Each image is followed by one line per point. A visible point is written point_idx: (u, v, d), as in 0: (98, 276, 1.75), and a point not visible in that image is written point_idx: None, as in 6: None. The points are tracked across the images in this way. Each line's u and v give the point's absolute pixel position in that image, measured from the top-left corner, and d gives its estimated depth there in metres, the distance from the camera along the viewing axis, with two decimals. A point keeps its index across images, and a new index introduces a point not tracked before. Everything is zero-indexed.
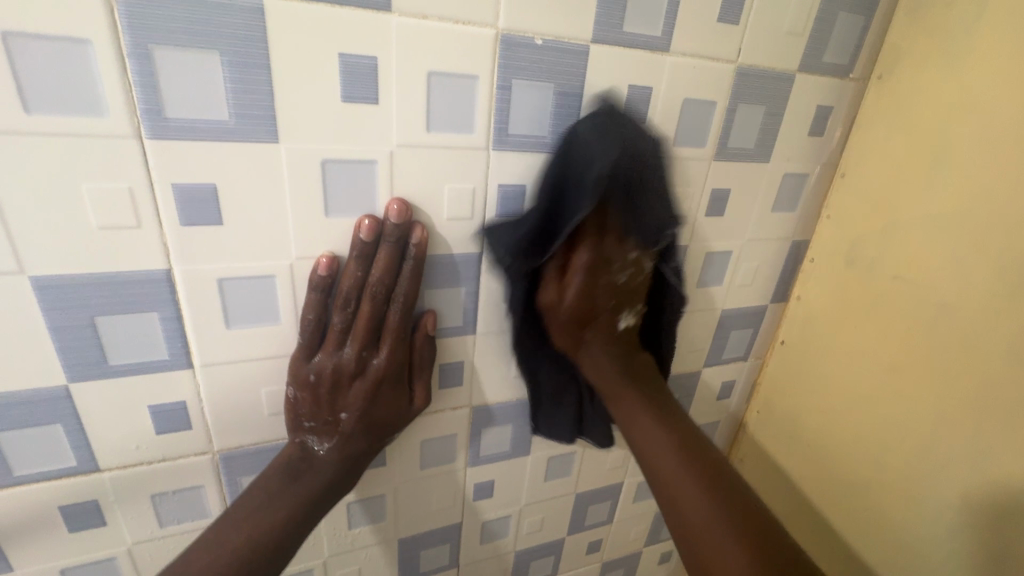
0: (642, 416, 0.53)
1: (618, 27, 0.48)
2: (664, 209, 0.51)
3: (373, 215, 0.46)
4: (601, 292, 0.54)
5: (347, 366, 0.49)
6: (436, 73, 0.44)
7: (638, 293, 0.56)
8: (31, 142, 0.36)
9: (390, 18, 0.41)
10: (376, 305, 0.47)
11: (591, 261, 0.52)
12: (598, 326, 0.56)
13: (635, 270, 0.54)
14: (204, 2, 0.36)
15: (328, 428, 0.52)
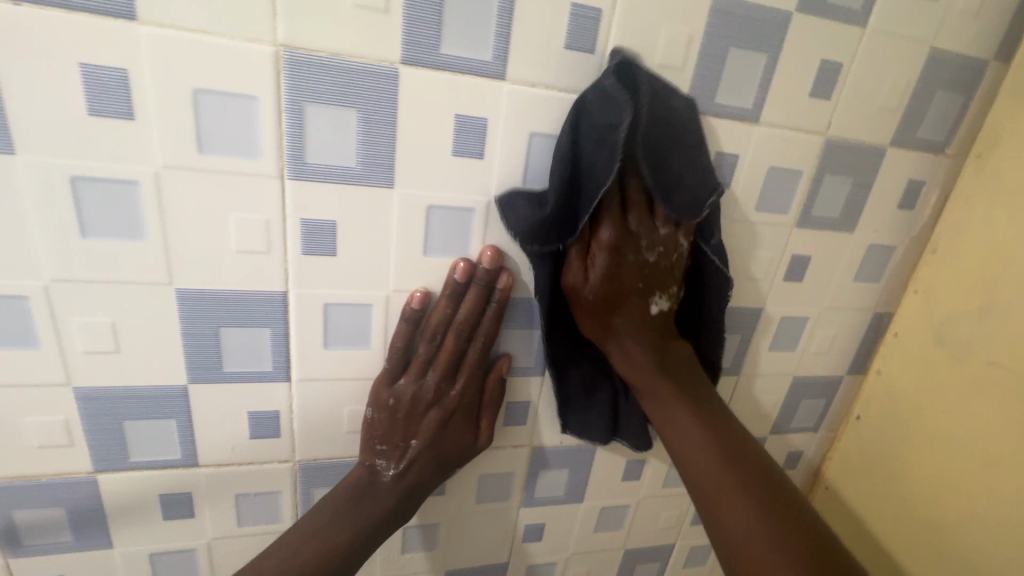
0: (675, 410, 0.50)
1: (710, 98, 0.51)
2: (688, 180, 0.48)
3: (467, 258, 0.50)
4: (627, 274, 0.50)
5: (423, 394, 0.53)
6: (538, 134, 0.48)
7: (669, 275, 0.52)
8: (198, 176, 0.42)
9: (503, 85, 0.45)
10: (459, 341, 0.51)
11: (616, 240, 0.48)
12: (626, 311, 0.51)
13: (665, 250, 0.50)
14: (352, 67, 0.42)
15: (398, 453, 0.54)
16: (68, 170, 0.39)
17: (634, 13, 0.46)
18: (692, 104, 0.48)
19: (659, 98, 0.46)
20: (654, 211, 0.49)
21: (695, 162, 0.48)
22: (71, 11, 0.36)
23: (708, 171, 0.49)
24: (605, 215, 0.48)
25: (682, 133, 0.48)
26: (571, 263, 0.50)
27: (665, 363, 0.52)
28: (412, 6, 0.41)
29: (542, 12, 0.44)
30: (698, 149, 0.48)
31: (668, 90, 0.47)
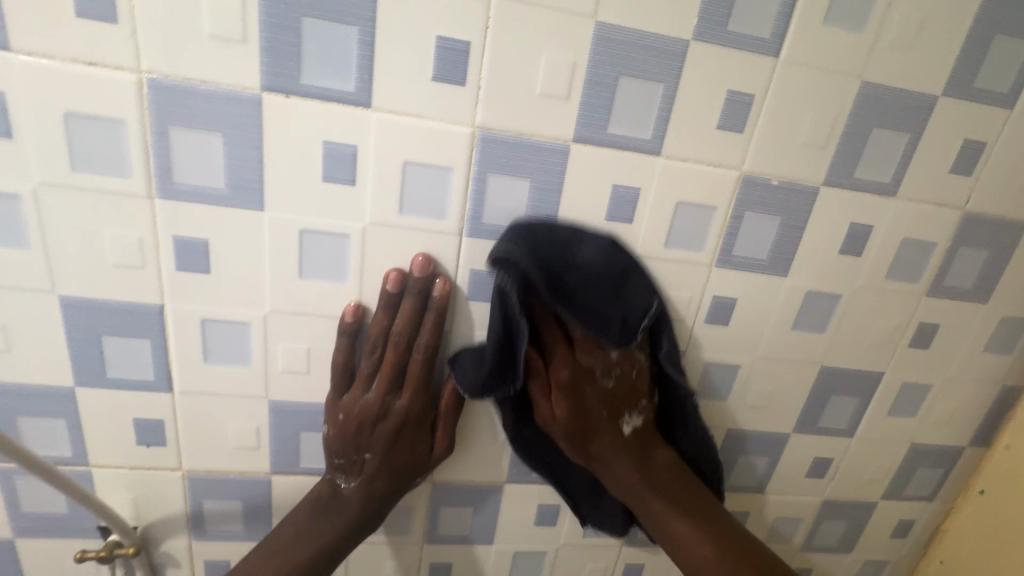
0: (674, 519, 0.54)
1: (850, 174, 0.53)
2: (615, 310, 0.49)
3: (401, 268, 0.51)
4: (592, 406, 0.53)
5: (368, 407, 0.52)
6: (684, 203, 0.52)
7: (632, 394, 0.54)
8: (395, 232, 0.50)
9: (658, 160, 0.50)
10: (399, 353, 0.51)
11: (571, 376, 0.51)
12: (600, 439, 0.54)
13: (622, 371, 0.53)
14: (531, 145, 0.48)
15: (354, 466, 0.55)
16: (299, 224, 0.48)
17: (784, 99, 0.50)
18: (605, 239, 0.51)
19: (563, 249, 0.49)
20: (594, 366, 0.51)
21: (623, 290, 0.51)
22: (326, 101, 0.44)
23: (640, 295, 0.51)
24: (558, 364, 0.51)
25: (606, 276, 0.50)
26: (541, 400, 0.53)
27: (649, 480, 0.55)
28: (589, 94, 0.47)
29: (700, 98, 0.48)
30: (629, 277, 0.51)
31: (567, 245, 0.49)
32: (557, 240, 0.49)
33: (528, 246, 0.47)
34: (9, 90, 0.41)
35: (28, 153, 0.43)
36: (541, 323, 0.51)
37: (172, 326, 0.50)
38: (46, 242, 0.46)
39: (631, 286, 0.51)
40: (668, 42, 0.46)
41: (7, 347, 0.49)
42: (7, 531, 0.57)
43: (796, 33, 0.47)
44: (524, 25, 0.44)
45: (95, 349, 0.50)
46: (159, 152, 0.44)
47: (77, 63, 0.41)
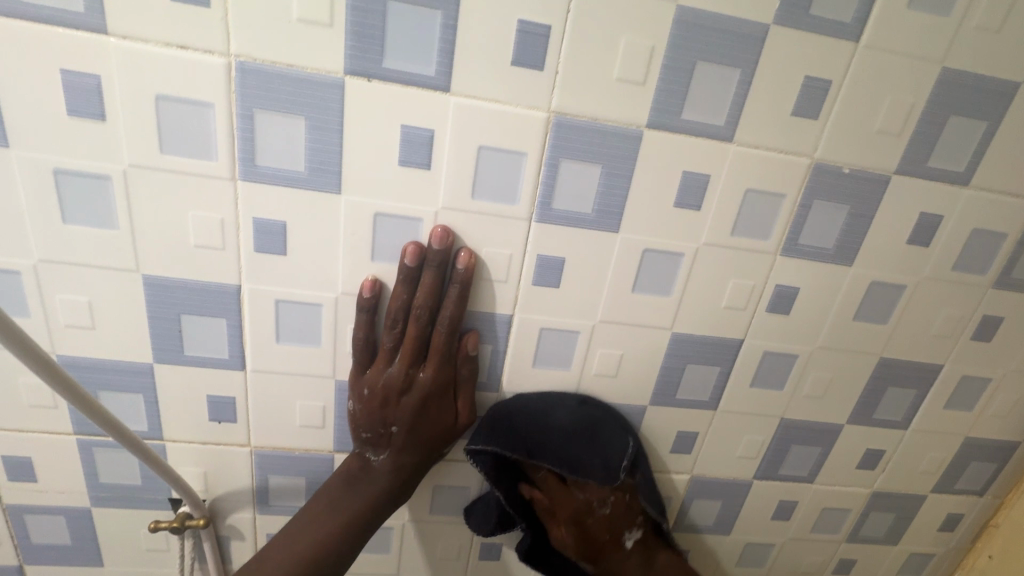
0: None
1: (923, 162, 0.52)
2: (597, 455, 0.55)
3: (417, 241, 0.50)
4: (596, 529, 0.57)
5: (394, 381, 0.53)
6: (753, 190, 0.52)
7: (630, 514, 0.58)
8: (466, 216, 0.50)
9: (729, 146, 0.50)
10: (420, 325, 0.51)
11: (574, 513, 0.56)
12: (609, 558, 0.58)
13: (616, 498, 0.57)
14: (604, 130, 0.48)
15: (381, 441, 0.55)
16: (374, 208, 0.49)
17: (861, 85, 0.49)
18: (572, 403, 0.58)
19: (539, 419, 0.56)
20: (593, 498, 0.56)
21: (596, 438, 0.56)
22: (406, 85, 0.45)
23: (614, 443, 0.56)
24: (561, 513, 0.57)
25: (579, 431, 0.56)
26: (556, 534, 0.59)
27: None
28: (665, 79, 0.47)
29: (776, 84, 0.48)
30: (601, 425, 0.57)
31: (541, 411, 0.57)
32: (533, 412, 0.57)
33: (506, 427, 0.56)
34: (104, 73, 0.42)
35: (119, 135, 0.44)
36: (534, 471, 0.58)
37: (247, 307, 0.52)
38: (132, 222, 0.47)
39: (604, 435, 0.56)
40: (747, 26, 0.46)
41: (92, 324, 0.51)
42: (85, 500, 0.60)
43: (878, 17, 0.46)
44: (605, 9, 0.44)
45: (174, 328, 0.52)
46: (243, 135, 0.45)
47: (168, 47, 0.42)
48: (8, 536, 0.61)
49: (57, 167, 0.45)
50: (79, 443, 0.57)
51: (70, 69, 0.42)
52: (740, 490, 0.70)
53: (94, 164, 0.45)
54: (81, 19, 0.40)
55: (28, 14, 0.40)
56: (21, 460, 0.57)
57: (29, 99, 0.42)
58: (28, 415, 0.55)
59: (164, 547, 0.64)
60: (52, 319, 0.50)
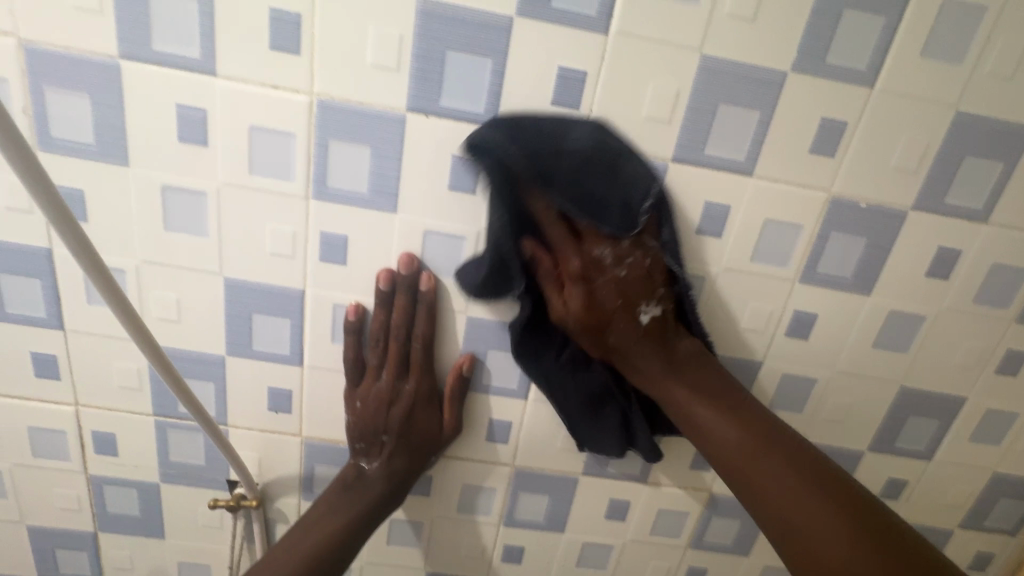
0: (681, 386, 0.53)
1: (940, 199, 0.55)
2: (617, 190, 0.50)
3: (390, 268, 0.57)
4: (604, 294, 0.52)
5: (381, 393, 0.60)
6: (772, 221, 0.56)
7: (648, 288, 0.53)
8: None
9: (749, 180, 0.54)
10: (401, 344, 0.59)
11: (583, 268, 0.51)
12: (616, 329, 0.53)
13: (634, 260, 0.52)
14: (633, 163, 0.53)
15: (373, 448, 0.62)
16: (423, 226, 0.55)
17: (876, 127, 0.53)
18: (595, 124, 0.50)
19: (548, 138, 0.49)
20: (608, 258, 0.51)
21: (620, 175, 0.50)
22: (459, 121, 0.51)
23: (640, 176, 0.50)
24: (564, 246, 0.51)
25: (600, 157, 0.49)
26: (554, 298, 0.53)
27: (677, 370, 0.54)
28: (690, 119, 0.52)
29: (794, 125, 0.52)
30: (621, 158, 0.50)
31: (559, 129, 0.49)
32: (544, 130, 0.49)
33: (518, 139, 0.48)
34: (209, 107, 0.51)
35: (216, 157, 0.52)
36: (543, 219, 0.51)
37: (308, 308, 0.59)
38: (219, 231, 0.55)
39: (629, 168, 0.50)
40: (767, 73, 0.50)
41: (178, 318, 0.59)
42: (155, 475, 0.67)
43: (891, 66, 0.50)
44: (635, 59, 0.49)
45: (245, 324, 0.59)
46: (317, 160, 0.52)
47: (263, 87, 0.50)
48: (89, 503, 0.69)
49: (164, 183, 0.53)
50: (157, 423, 0.64)
51: (183, 103, 0.50)
52: None
53: (194, 182, 0.53)
54: (197, 63, 0.49)
55: (156, 59, 0.49)
56: (108, 435, 0.65)
57: (149, 127, 0.51)
58: (118, 395, 0.63)
59: (218, 524, 0.70)
60: (147, 313, 0.59)
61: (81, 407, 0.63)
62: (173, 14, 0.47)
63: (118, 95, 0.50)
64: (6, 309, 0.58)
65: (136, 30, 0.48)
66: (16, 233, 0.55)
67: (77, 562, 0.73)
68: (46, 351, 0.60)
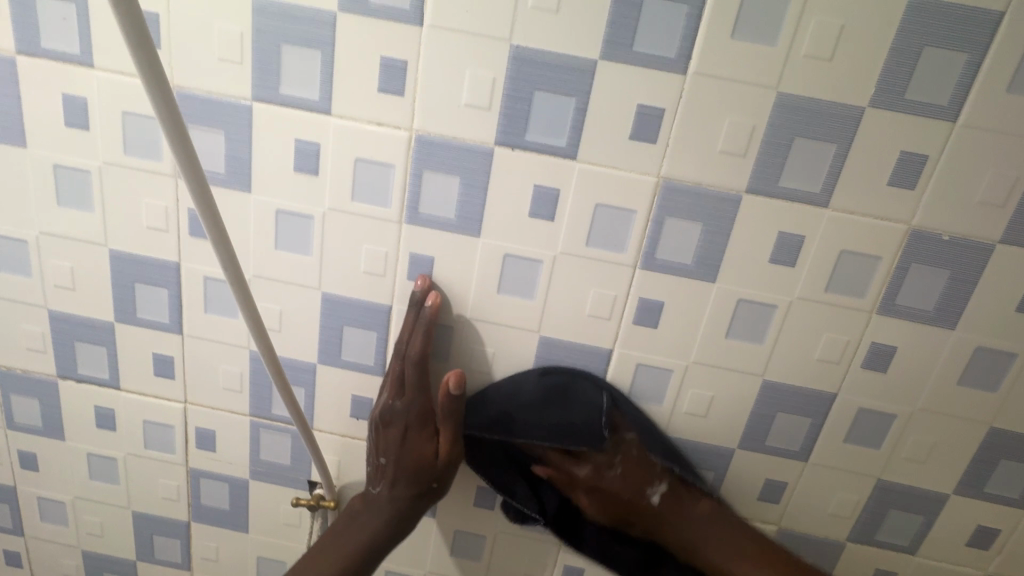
0: (709, 547, 0.63)
1: None
2: (573, 413, 0.61)
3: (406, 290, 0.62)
4: (612, 489, 0.63)
5: (379, 413, 0.62)
6: (848, 252, 0.56)
7: (650, 471, 0.63)
8: (580, 260, 0.59)
9: (825, 211, 0.55)
10: (399, 361, 0.62)
11: (591, 474, 0.63)
12: (640, 517, 0.64)
13: (623, 457, 0.63)
14: (706, 194, 0.55)
15: (377, 471, 0.63)
16: (502, 251, 0.59)
17: (959, 161, 0.53)
18: (534, 371, 0.63)
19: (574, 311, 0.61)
20: (600, 463, 0.63)
21: (619, 415, 0.62)
22: (542, 154, 0.56)
23: (586, 394, 0.62)
24: (564, 465, 0.64)
25: (550, 399, 0.61)
26: (581, 502, 0.65)
27: (697, 530, 0.63)
28: (765, 152, 0.54)
29: (871, 158, 0.53)
30: (570, 390, 0.62)
31: (508, 391, 0.62)
32: (506, 390, 0.62)
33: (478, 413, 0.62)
34: (322, 141, 0.57)
35: (324, 185, 0.59)
36: (541, 458, 0.65)
37: (394, 323, 0.64)
38: (321, 251, 0.62)
39: (575, 393, 0.62)
40: (844, 108, 0.52)
41: (279, 328, 0.66)
42: (245, 472, 0.73)
43: (976, 101, 0.51)
44: (710, 96, 0.52)
45: (337, 335, 0.65)
46: (412, 189, 0.58)
47: (370, 124, 0.56)
48: (186, 494, 0.76)
49: (279, 208, 0.60)
50: (251, 423, 0.71)
51: (301, 139, 0.58)
52: (831, 552, 0.69)
53: (304, 207, 0.60)
54: (315, 104, 0.56)
55: (281, 101, 0.56)
56: (209, 432, 0.72)
57: (269, 160, 0.59)
58: (220, 395, 0.70)
59: (297, 522, 0.75)
60: None
61: (189, 404, 0.70)
62: (299, 63, 0.55)
63: (247, 132, 0.58)
64: (137, 314, 0.67)
65: (269, 77, 0.56)
66: (153, 249, 0.63)
67: (171, 549, 0.80)
68: (166, 353, 0.68)
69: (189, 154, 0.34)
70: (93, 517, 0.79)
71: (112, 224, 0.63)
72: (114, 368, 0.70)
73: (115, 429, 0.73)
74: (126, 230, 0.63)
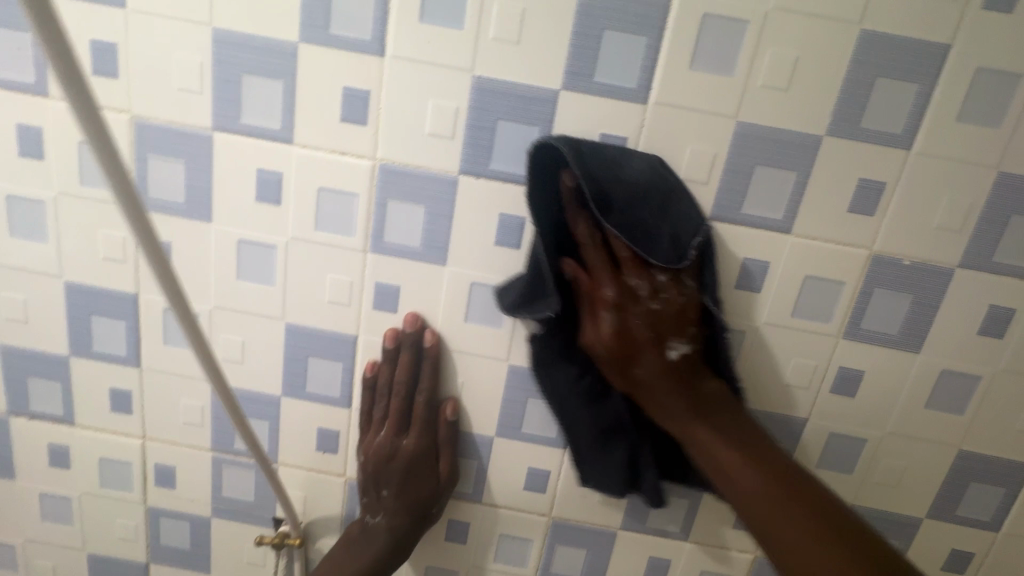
0: (707, 427, 0.51)
1: (987, 258, 0.55)
2: (664, 229, 0.51)
3: (396, 326, 0.61)
4: (639, 326, 0.50)
5: (381, 448, 0.62)
6: (812, 277, 0.56)
7: (682, 321, 0.51)
8: None
9: (787, 237, 0.55)
10: (401, 399, 0.61)
11: (619, 297, 0.50)
12: (641, 360, 0.51)
13: (670, 293, 0.51)
14: None
15: (377, 502, 0.64)
16: (469, 279, 0.59)
17: (915, 188, 0.53)
18: (654, 157, 0.53)
19: (609, 165, 0.50)
20: (646, 287, 0.50)
21: (670, 209, 0.52)
22: (506, 182, 0.55)
23: (689, 218, 0.53)
24: (602, 271, 0.51)
25: (650, 195, 0.51)
26: (585, 323, 0.53)
27: (698, 407, 0.52)
28: (726, 180, 0.54)
29: (831, 184, 0.54)
30: (672, 201, 0.52)
31: (618, 159, 0.51)
32: (607, 158, 0.51)
33: (581, 158, 0.49)
34: (284, 170, 0.57)
35: (287, 215, 0.58)
36: (581, 238, 0.52)
37: (360, 354, 0.62)
38: (284, 281, 0.60)
39: (677, 210, 0.52)
40: (802, 137, 0.53)
41: (241, 359, 0.64)
42: (207, 510, 0.71)
43: (929, 130, 0.52)
44: (671, 125, 0.53)
45: (301, 367, 0.63)
46: (376, 218, 0.57)
47: (333, 153, 0.56)
48: (144, 534, 0.72)
49: (240, 237, 0.59)
50: (213, 458, 0.68)
51: (263, 168, 0.57)
52: None
53: (266, 236, 0.59)
54: (277, 133, 0.55)
55: (242, 130, 0.56)
56: (169, 468, 0.69)
57: (230, 188, 0.58)
58: (181, 430, 0.67)
59: (261, 561, 0.72)
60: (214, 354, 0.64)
61: (147, 439, 0.68)
62: (259, 92, 0.54)
63: (207, 161, 0.57)
64: (92, 347, 0.64)
65: (229, 106, 0.55)
66: (110, 280, 0.62)
67: None
68: (123, 387, 0.66)
69: (132, 201, 0.32)
70: (44, 560, 0.75)
71: (67, 255, 0.61)
72: (69, 403, 0.67)
73: (69, 467, 0.70)
74: (82, 261, 0.61)
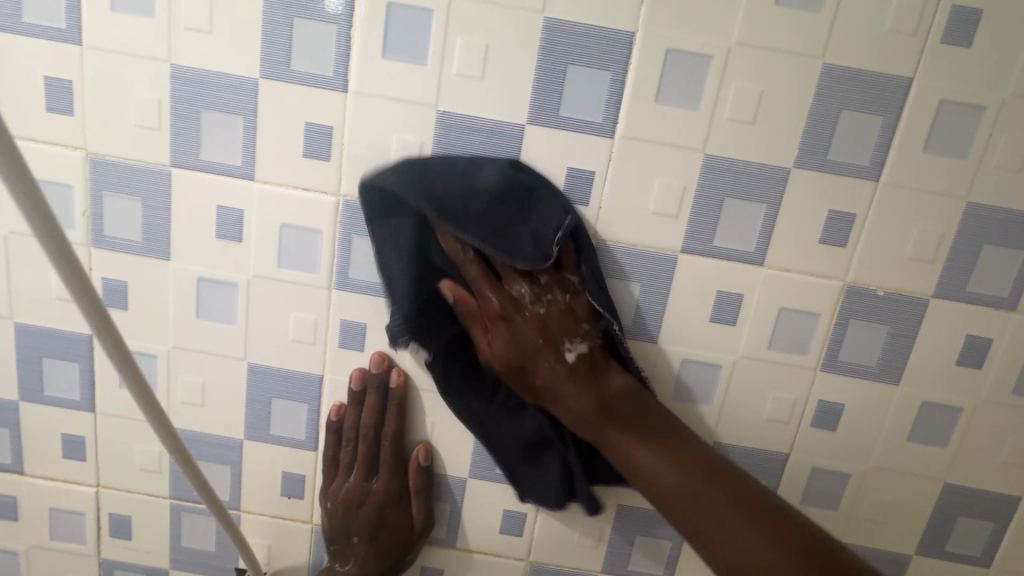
0: (613, 424, 0.51)
1: (962, 287, 0.54)
2: (523, 229, 0.50)
3: (362, 367, 0.59)
4: (523, 329, 0.50)
5: (350, 494, 0.60)
6: (787, 309, 0.55)
7: (573, 328, 0.51)
8: None
9: (760, 269, 0.54)
10: (369, 442, 0.59)
11: (503, 308, 0.50)
12: (541, 367, 0.51)
13: (553, 294, 0.51)
14: (643, 254, 0.55)
15: (346, 550, 0.61)
16: None
17: (886, 219, 0.53)
18: (504, 162, 0.51)
19: (460, 178, 0.50)
20: (523, 295, 0.50)
21: (530, 211, 0.51)
22: None
23: (552, 211, 0.51)
24: (481, 285, 0.50)
25: (508, 195, 0.50)
26: (478, 338, 0.52)
27: (603, 406, 0.51)
28: (696, 213, 0.53)
29: (801, 216, 0.53)
30: (534, 192, 0.51)
31: (468, 168, 0.51)
32: (456, 171, 0.51)
33: (423, 184, 0.49)
34: (245, 208, 0.55)
35: (249, 252, 0.56)
36: (460, 259, 0.51)
37: (326, 394, 0.60)
38: (246, 320, 0.58)
39: (538, 202, 0.51)
40: (770, 170, 0.52)
41: (202, 402, 0.61)
42: (165, 562, 0.67)
43: (896, 161, 0.52)
44: (639, 159, 0.52)
45: (264, 409, 0.61)
46: (341, 254, 0.56)
47: (295, 189, 0.54)
48: None
49: (200, 276, 0.57)
50: (172, 507, 0.65)
51: (223, 206, 0.55)
52: None
53: (227, 275, 0.57)
54: (237, 169, 0.54)
55: (201, 167, 0.54)
56: (124, 519, 0.65)
57: (189, 226, 0.56)
58: (137, 477, 0.64)
59: None
60: (173, 397, 0.61)
61: (102, 488, 0.64)
62: (219, 128, 0.53)
63: (165, 198, 0.55)
64: (44, 392, 0.61)
65: (188, 143, 0.54)
66: (63, 321, 0.59)
67: None
68: (76, 434, 0.63)
69: (71, 265, 0.30)
70: None
71: (18, 296, 0.58)
72: (18, 451, 0.63)
73: (17, 519, 0.66)
74: (33, 303, 0.59)
